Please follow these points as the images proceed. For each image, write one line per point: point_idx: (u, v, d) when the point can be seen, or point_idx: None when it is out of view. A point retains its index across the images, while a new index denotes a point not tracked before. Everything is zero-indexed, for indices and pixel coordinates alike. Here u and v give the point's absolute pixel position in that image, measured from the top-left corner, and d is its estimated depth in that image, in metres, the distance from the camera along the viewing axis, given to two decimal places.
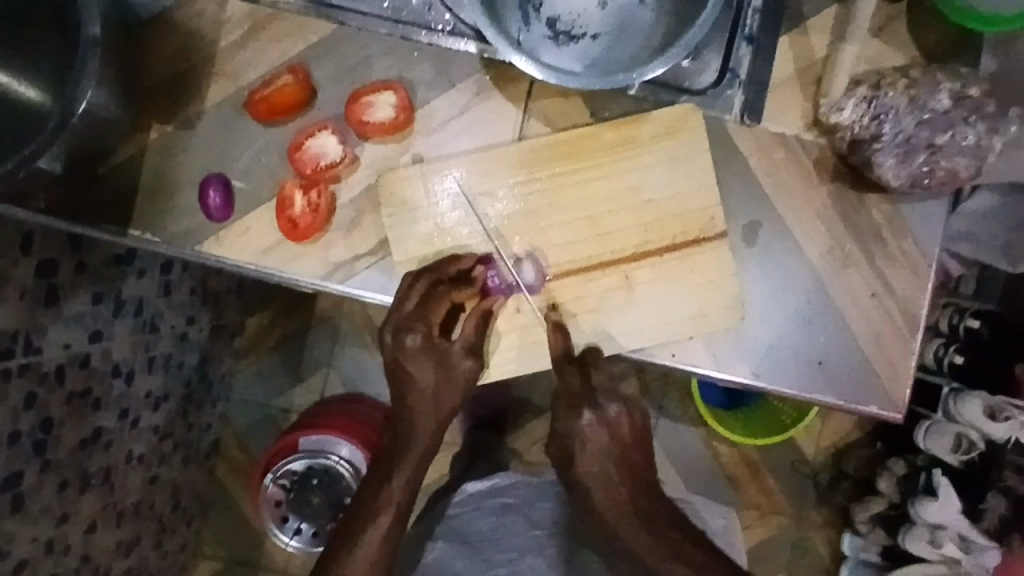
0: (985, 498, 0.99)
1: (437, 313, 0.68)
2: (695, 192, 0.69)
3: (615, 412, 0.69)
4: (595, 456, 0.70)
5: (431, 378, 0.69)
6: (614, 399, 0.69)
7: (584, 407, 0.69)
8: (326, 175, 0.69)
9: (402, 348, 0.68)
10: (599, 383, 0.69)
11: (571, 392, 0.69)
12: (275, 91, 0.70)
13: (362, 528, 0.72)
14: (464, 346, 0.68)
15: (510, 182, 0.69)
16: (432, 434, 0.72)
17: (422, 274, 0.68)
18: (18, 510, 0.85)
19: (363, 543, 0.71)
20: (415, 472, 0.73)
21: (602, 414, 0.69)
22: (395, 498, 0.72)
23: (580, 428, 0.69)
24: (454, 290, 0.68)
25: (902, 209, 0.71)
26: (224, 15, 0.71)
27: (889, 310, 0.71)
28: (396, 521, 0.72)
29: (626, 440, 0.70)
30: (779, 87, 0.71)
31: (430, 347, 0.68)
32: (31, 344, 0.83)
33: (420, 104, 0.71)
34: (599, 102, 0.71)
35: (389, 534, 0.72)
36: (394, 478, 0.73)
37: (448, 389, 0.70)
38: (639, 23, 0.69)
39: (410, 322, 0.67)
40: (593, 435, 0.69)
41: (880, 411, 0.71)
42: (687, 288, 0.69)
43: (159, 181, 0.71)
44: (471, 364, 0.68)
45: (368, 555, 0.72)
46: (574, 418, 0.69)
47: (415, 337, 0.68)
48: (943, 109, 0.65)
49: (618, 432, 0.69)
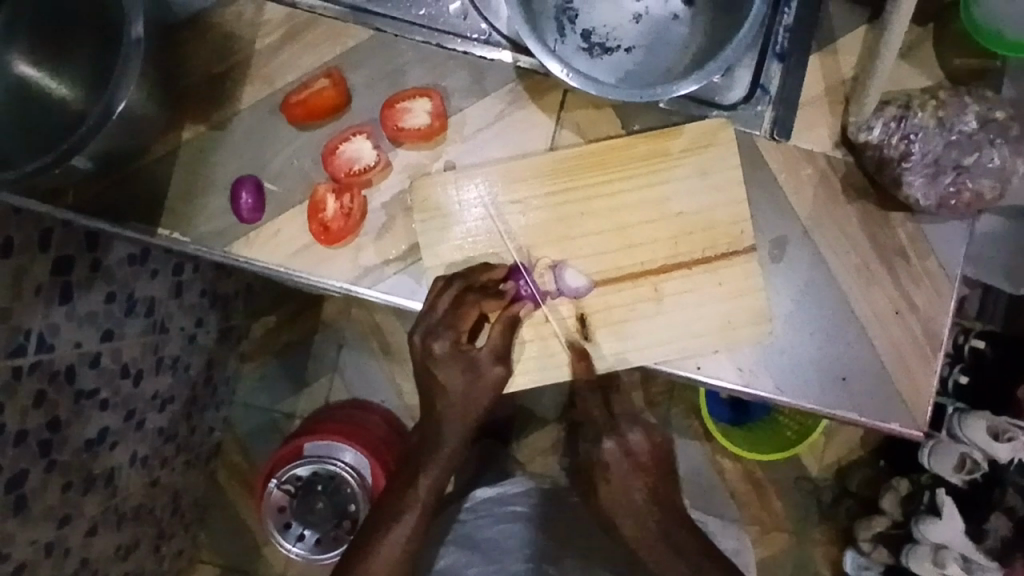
0: (987, 519, 1.01)
1: (466, 320, 0.68)
2: (724, 206, 0.70)
3: (637, 439, 0.78)
4: (622, 480, 0.78)
5: (458, 384, 0.69)
6: (636, 426, 0.79)
7: (606, 435, 0.78)
8: (361, 179, 0.70)
9: (430, 354, 0.68)
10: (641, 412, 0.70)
11: None
12: (312, 94, 0.70)
13: (389, 525, 0.73)
14: (491, 351, 0.68)
15: (540, 192, 0.70)
16: (457, 440, 0.72)
17: (453, 278, 0.68)
18: (21, 510, 0.84)
19: (389, 539, 0.73)
20: (440, 473, 0.73)
21: (624, 441, 0.78)
22: (422, 497, 0.73)
23: (604, 455, 0.78)
24: (484, 299, 0.68)
25: (925, 229, 0.72)
26: (260, 17, 0.72)
27: (912, 328, 0.72)
28: (422, 517, 0.73)
29: (648, 465, 0.78)
30: (808, 106, 0.72)
31: (459, 352, 0.68)
32: (43, 342, 0.83)
33: (454, 112, 0.71)
34: (632, 115, 0.71)
35: (416, 528, 0.73)
36: (417, 478, 0.73)
37: (475, 393, 0.69)
38: (673, 38, 0.70)
39: (439, 328, 0.67)
40: (616, 461, 0.78)
41: (901, 428, 0.71)
42: (715, 301, 0.70)
43: (190, 180, 0.71)
44: (499, 369, 0.68)
45: (396, 547, 0.73)
46: (597, 445, 0.79)
47: (443, 343, 0.68)
48: (970, 131, 0.66)
49: (639, 457, 0.78)
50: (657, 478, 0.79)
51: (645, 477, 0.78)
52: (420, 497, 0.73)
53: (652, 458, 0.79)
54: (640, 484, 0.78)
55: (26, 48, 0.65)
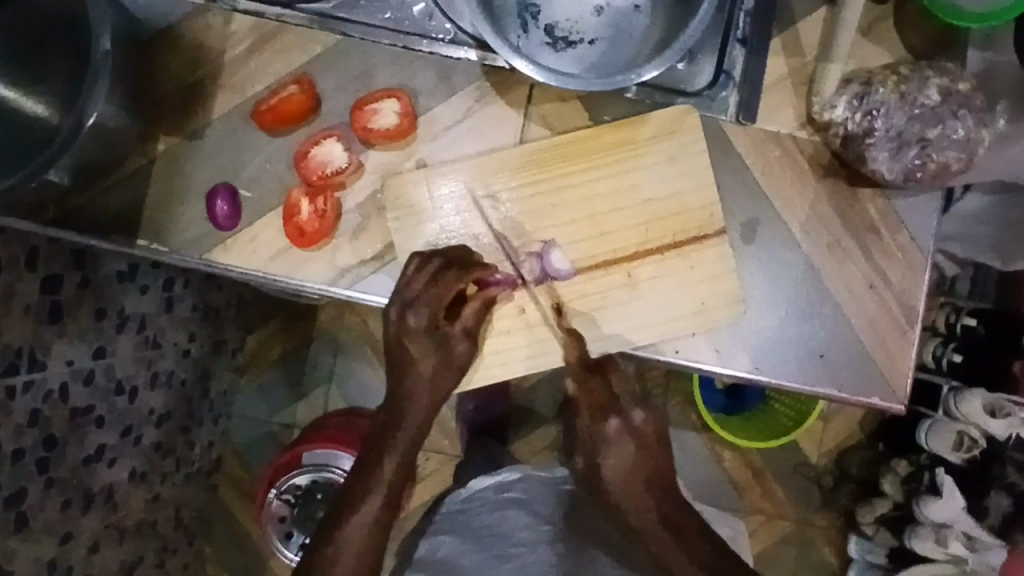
0: (986, 495, 1.01)
1: (443, 297, 0.68)
2: (693, 191, 0.71)
3: (640, 418, 0.74)
4: (625, 461, 0.74)
5: (431, 360, 0.69)
6: (638, 405, 0.75)
7: (611, 415, 0.73)
8: (333, 182, 0.71)
9: (405, 327, 0.69)
10: (644, 418, 0.74)
11: (609, 425, 0.73)
12: (282, 100, 0.71)
13: (354, 507, 0.71)
14: (463, 328, 0.69)
15: (511, 185, 0.71)
16: (424, 418, 0.72)
17: (432, 255, 0.69)
18: (22, 528, 0.85)
19: (355, 519, 0.71)
20: (406, 453, 0.72)
21: (628, 420, 0.74)
22: (388, 479, 0.71)
23: (608, 434, 0.73)
24: (463, 278, 0.68)
25: (895, 204, 0.72)
26: (229, 29, 0.73)
27: (887, 302, 0.72)
28: (389, 496, 0.72)
29: (650, 445, 0.74)
30: (772, 89, 0.73)
31: (434, 327, 0.69)
32: (35, 360, 0.83)
33: (423, 111, 0.72)
34: (598, 106, 0.73)
35: (383, 509, 0.71)
36: (382, 458, 0.72)
37: (444, 371, 0.69)
38: (634, 29, 0.71)
39: (417, 301, 0.68)
40: (620, 440, 0.73)
41: (881, 403, 0.72)
42: (689, 285, 0.70)
43: (167, 191, 0.73)
44: (467, 346, 0.69)
45: (361, 530, 0.71)
46: (603, 424, 0.73)
47: (419, 317, 0.68)
48: (932, 104, 0.66)
49: (643, 438, 0.74)
50: (660, 456, 0.75)
51: (648, 458, 0.74)
52: (386, 479, 0.71)
53: (655, 435, 0.75)
54: (644, 466, 0.74)
55: None
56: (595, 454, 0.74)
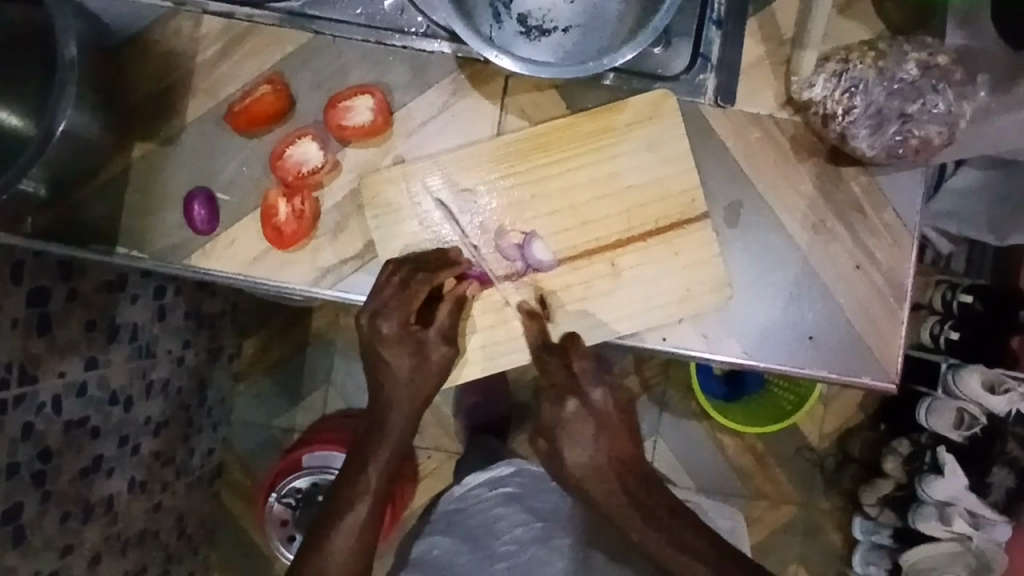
0: (990, 473, 1.00)
1: (414, 301, 0.67)
2: (674, 176, 0.70)
3: (600, 397, 0.72)
4: (585, 441, 0.72)
5: (407, 366, 0.69)
6: (600, 384, 0.72)
7: (568, 395, 0.72)
8: (309, 181, 0.70)
9: (379, 334, 0.68)
10: (604, 397, 0.72)
11: (567, 406, 0.72)
12: (253, 101, 0.71)
13: (341, 515, 0.69)
14: (439, 331, 0.68)
15: (490, 178, 0.70)
16: (407, 421, 0.70)
17: (403, 262, 0.68)
18: (20, 543, 0.84)
19: (340, 530, 0.69)
20: (392, 456, 0.71)
21: (586, 400, 0.72)
22: (374, 484, 0.70)
23: (567, 416, 0.72)
24: (437, 281, 0.68)
25: (879, 180, 0.72)
26: (200, 31, 0.72)
27: (875, 281, 0.72)
28: (375, 506, 0.70)
29: (613, 423, 0.73)
30: (750, 71, 0.72)
31: (406, 333, 0.68)
32: (26, 374, 0.82)
33: (398, 107, 0.72)
34: (574, 94, 0.72)
35: (368, 519, 0.70)
36: (368, 463, 0.70)
37: (424, 377, 0.68)
38: (608, 16, 0.70)
39: (389, 307, 0.67)
40: (579, 420, 0.72)
41: (873, 382, 0.71)
42: (674, 271, 0.70)
43: (144, 197, 0.72)
44: (446, 349, 0.68)
45: (347, 543, 0.69)
46: (561, 406, 0.72)
47: (392, 323, 0.68)
48: (911, 78, 0.65)
49: (604, 416, 0.72)
50: (624, 435, 0.73)
51: (613, 439, 0.73)
52: (373, 483, 0.70)
53: (617, 413, 0.73)
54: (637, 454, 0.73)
55: None
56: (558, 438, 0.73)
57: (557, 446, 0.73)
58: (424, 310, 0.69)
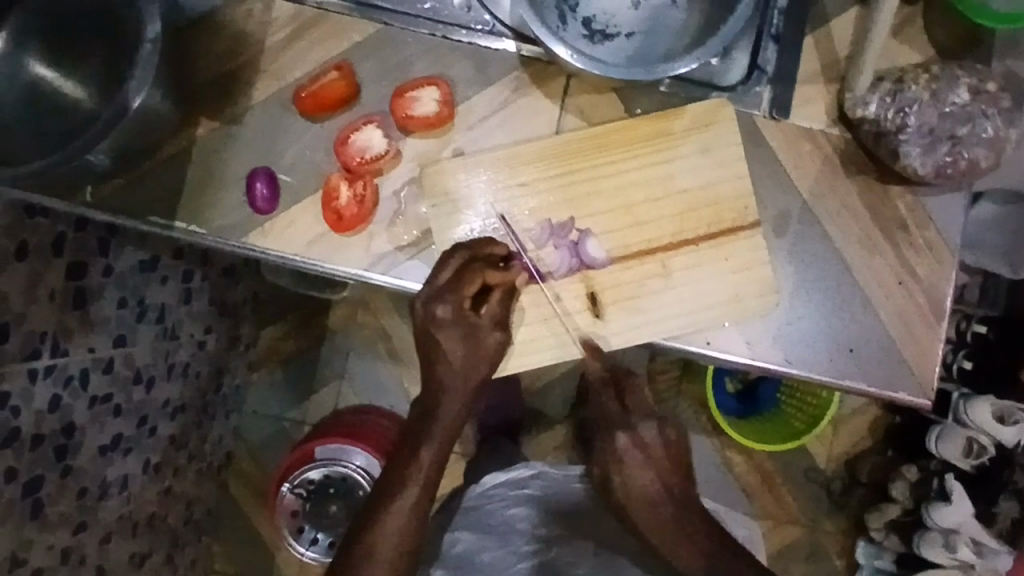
0: (996, 502, 1.02)
1: (468, 287, 0.68)
2: (727, 183, 0.72)
3: (649, 432, 0.77)
4: (636, 472, 0.76)
5: (459, 350, 0.69)
6: (647, 420, 0.77)
7: (618, 430, 0.77)
8: (371, 168, 0.71)
9: (433, 319, 0.68)
10: (653, 432, 0.77)
11: (618, 441, 0.77)
12: (322, 87, 0.72)
13: (391, 497, 0.70)
14: (491, 317, 0.69)
15: (548, 174, 0.72)
16: (459, 407, 0.71)
17: (458, 249, 0.69)
18: (38, 515, 0.84)
19: (391, 514, 0.70)
20: (442, 443, 0.71)
21: (635, 433, 0.77)
22: (424, 469, 0.70)
23: (618, 448, 0.77)
24: (489, 270, 0.69)
25: (923, 200, 0.73)
26: (270, 15, 0.74)
27: (916, 298, 0.73)
28: (424, 490, 0.71)
29: (660, 458, 0.77)
30: (804, 85, 0.74)
31: (460, 317, 0.68)
32: (58, 345, 0.83)
33: (461, 100, 0.73)
34: (633, 98, 0.74)
35: (418, 504, 0.70)
36: (419, 447, 0.71)
37: (478, 363, 0.69)
38: (670, 23, 0.72)
39: (443, 292, 0.68)
40: (629, 453, 0.76)
41: (910, 397, 0.72)
42: (722, 276, 0.71)
43: (204, 174, 0.73)
44: (500, 336, 0.69)
45: (399, 523, 0.70)
46: (611, 439, 0.77)
47: (447, 308, 0.68)
48: (962, 102, 0.67)
49: (651, 451, 0.77)
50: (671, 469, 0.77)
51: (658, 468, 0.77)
52: (423, 469, 0.71)
53: (666, 450, 0.77)
54: None
55: (57, 60, 0.69)
56: (610, 468, 0.77)
57: (610, 478, 0.78)
58: (478, 295, 0.69)
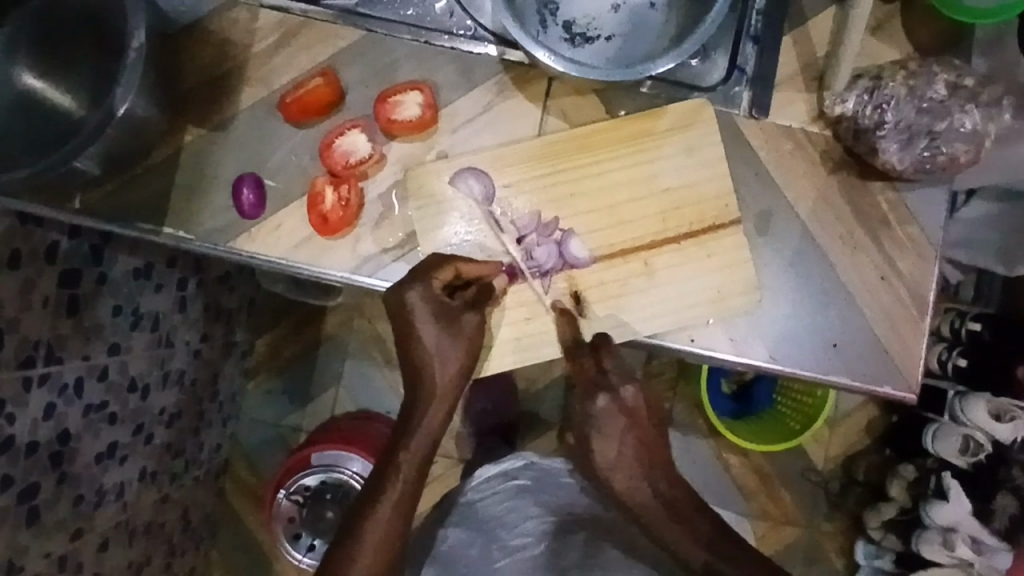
0: (993, 498, 1.00)
1: (441, 271, 0.69)
2: (709, 182, 0.73)
3: (630, 394, 0.77)
4: (615, 437, 0.78)
5: (435, 332, 0.71)
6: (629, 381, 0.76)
7: (601, 390, 0.76)
8: (356, 171, 0.72)
9: (407, 303, 0.69)
10: (632, 392, 0.76)
11: (599, 402, 0.77)
12: (307, 92, 0.73)
13: (374, 500, 0.72)
14: (463, 300, 0.71)
15: (532, 176, 0.72)
16: (437, 403, 0.74)
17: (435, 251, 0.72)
18: (34, 522, 0.84)
19: (376, 516, 0.72)
20: (423, 446, 0.74)
21: (618, 396, 0.77)
22: (406, 469, 0.73)
23: (597, 411, 0.77)
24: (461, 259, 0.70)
25: (905, 196, 0.74)
26: (256, 23, 0.75)
27: (899, 293, 0.74)
28: (406, 491, 0.73)
29: (643, 422, 0.79)
30: (784, 84, 0.75)
31: (433, 299, 0.69)
32: (52, 353, 0.83)
33: (445, 104, 0.74)
34: (615, 100, 0.75)
35: (401, 505, 0.72)
36: (401, 449, 0.73)
37: (452, 348, 0.71)
38: (650, 25, 0.73)
39: (415, 275, 0.69)
40: (610, 416, 0.77)
41: (894, 392, 0.73)
42: (705, 274, 0.72)
43: (192, 181, 0.74)
44: (474, 317, 0.70)
45: (382, 525, 0.72)
46: (592, 401, 0.77)
47: (417, 290, 0.69)
48: (940, 98, 0.68)
49: (634, 414, 0.78)
50: (650, 433, 0.79)
51: (640, 435, 0.79)
52: (405, 469, 0.73)
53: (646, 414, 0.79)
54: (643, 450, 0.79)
55: (42, 66, 0.70)
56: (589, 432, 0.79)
57: (589, 439, 0.80)
58: (453, 282, 0.70)
